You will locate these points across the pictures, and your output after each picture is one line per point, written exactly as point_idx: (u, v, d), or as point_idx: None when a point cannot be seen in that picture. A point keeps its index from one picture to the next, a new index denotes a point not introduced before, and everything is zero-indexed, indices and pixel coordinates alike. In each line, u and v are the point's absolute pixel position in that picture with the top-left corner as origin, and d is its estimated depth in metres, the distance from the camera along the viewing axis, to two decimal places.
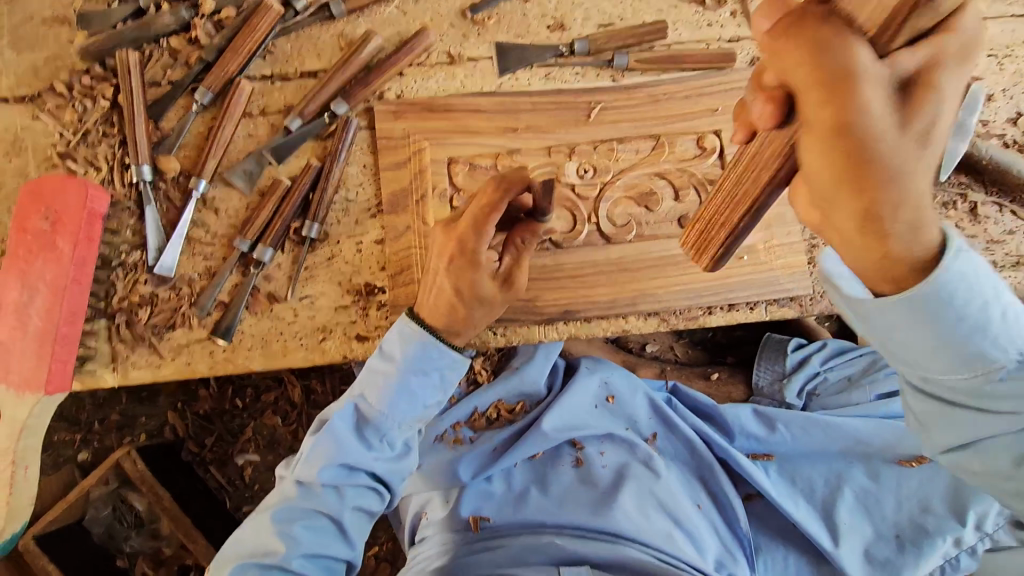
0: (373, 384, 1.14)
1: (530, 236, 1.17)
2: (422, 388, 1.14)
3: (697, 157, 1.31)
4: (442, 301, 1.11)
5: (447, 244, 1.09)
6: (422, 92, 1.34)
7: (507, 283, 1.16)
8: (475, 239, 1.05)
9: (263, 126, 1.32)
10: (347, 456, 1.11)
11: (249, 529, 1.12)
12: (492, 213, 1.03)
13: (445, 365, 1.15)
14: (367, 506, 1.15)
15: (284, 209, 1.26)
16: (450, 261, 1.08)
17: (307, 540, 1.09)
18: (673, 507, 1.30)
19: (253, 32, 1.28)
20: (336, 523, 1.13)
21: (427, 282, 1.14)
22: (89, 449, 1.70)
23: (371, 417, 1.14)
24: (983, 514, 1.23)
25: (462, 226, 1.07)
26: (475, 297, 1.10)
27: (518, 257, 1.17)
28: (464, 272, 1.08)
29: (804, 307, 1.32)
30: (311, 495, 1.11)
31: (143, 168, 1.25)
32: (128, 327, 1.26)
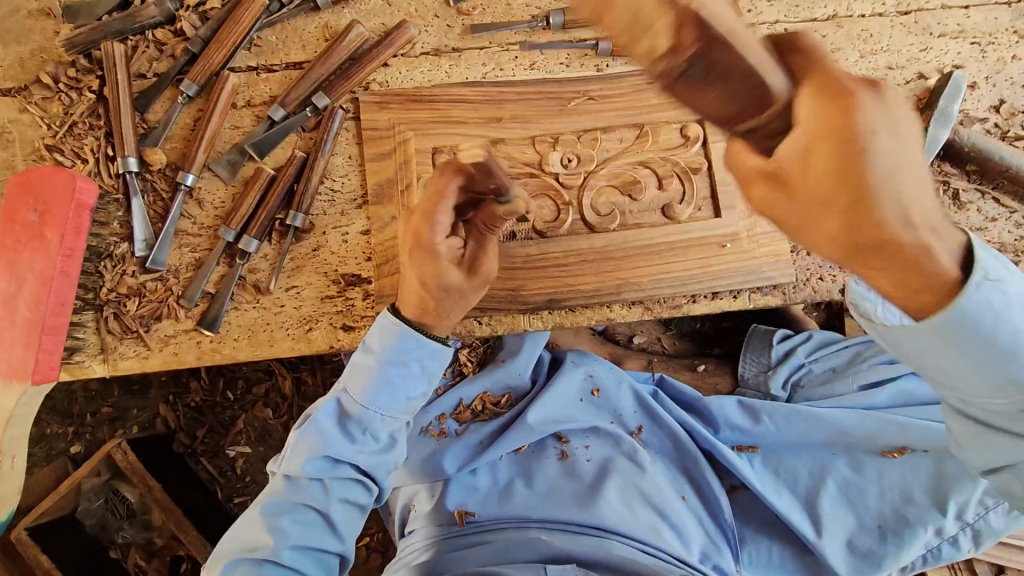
0: (356, 377, 1.15)
1: (489, 220, 1.13)
2: (403, 379, 1.14)
3: (680, 146, 1.32)
4: (410, 293, 1.11)
5: (407, 237, 1.08)
6: (407, 82, 1.34)
7: (474, 268, 1.12)
8: (429, 229, 1.04)
9: (249, 117, 1.33)
10: (330, 448, 1.12)
11: (241, 524, 1.14)
12: (441, 200, 1.02)
13: (424, 355, 1.14)
14: (354, 498, 1.16)
15: (269, 199, 1.27)
16: (410, 252, 1.07)
17: (295, 533, 1.10)
18: (659, 501, 1.33)
19: (238, 24, 1.29)
20: (324, 517, 1.13)
21: (398, 275, 1.14)
22: (81, 442, 1.70)
23: (353, 411, 1.14)
24: (963, 504, 1.28)
25: (417, 217, 1.06)
26: (440, 286, 1.07)
27: (483, 243, 1.14)
28: (427, 262, 1.07)
29: (788, 295, 1.33)
30: (299, 489, 1.12)
31: (129, 161, 1.26)
32: (116, 319, 1.26)
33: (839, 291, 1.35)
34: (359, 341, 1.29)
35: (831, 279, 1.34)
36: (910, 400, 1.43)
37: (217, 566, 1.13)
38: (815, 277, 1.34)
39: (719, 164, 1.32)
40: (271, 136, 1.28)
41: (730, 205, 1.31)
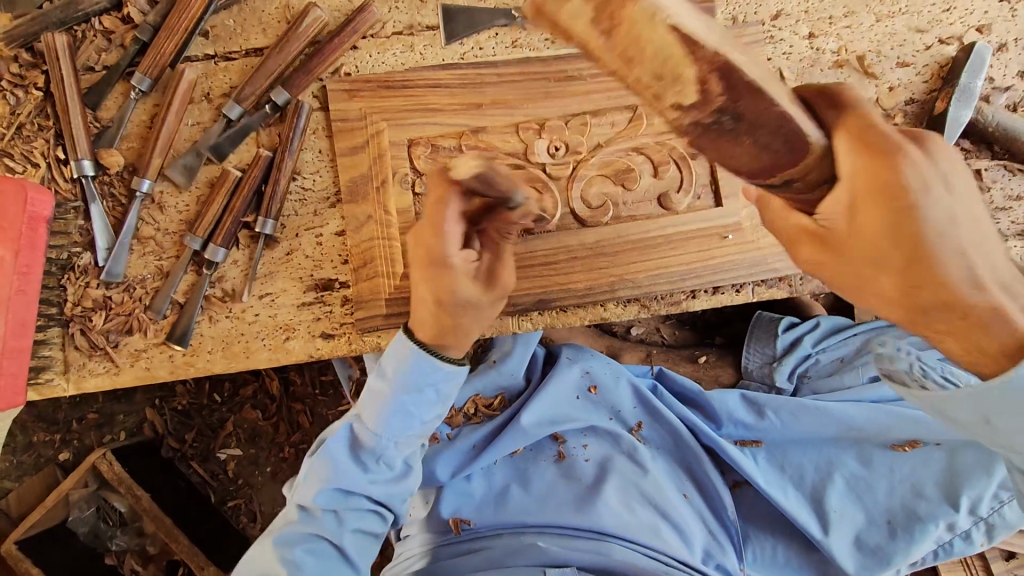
0: (369, 404, 1.08)
1: (506, 225, 1.01)
2: (418, 405, 1.07)
3: (676, 129, 1.21)
4: (423, 312, 0.99)
5: (416, 252, 0.96)
6: (378, 67, 1.24)
7: (490, 280, 1.00)
8: (440, 244, 0.92)
9: (210, 112, 1.23)
10: (341, 480, 1.07)
11: (252, 553, 1.10)
12: (448, 207, 0.90)
13: (442, 379, 1.07)
14: (368, 527, 1.12)
15: (235, 204, 1.17)
16: (421, 269, 0.95)
17: (310, 566, 1.05)
18: (660, 501, 1.28)
19: (188, 9, 1.17)
20: (338, 546, 1.09)
21: (407, 291, 1.02)
22: (69, 449, 1.67)
23: (365, 440, 1.08)
24: (977, 497, 1.22)
25: (424, 230, 0.94)
26: (457, 303, 0.96)
27: (498, 250, 1.01)
28: (441, 278, 0.95)
29: (794, 287, 1.25)
30: (311, 520, 1.08)
31: (83, 164, 1.16)
32: (83, 334, 1.20)
33: None
34: (339, 349, 1.23)
35: None
36: None
37: None
38: None
39: None
40: (228, 137, 1.19)
41: (732, 192, 1.21)
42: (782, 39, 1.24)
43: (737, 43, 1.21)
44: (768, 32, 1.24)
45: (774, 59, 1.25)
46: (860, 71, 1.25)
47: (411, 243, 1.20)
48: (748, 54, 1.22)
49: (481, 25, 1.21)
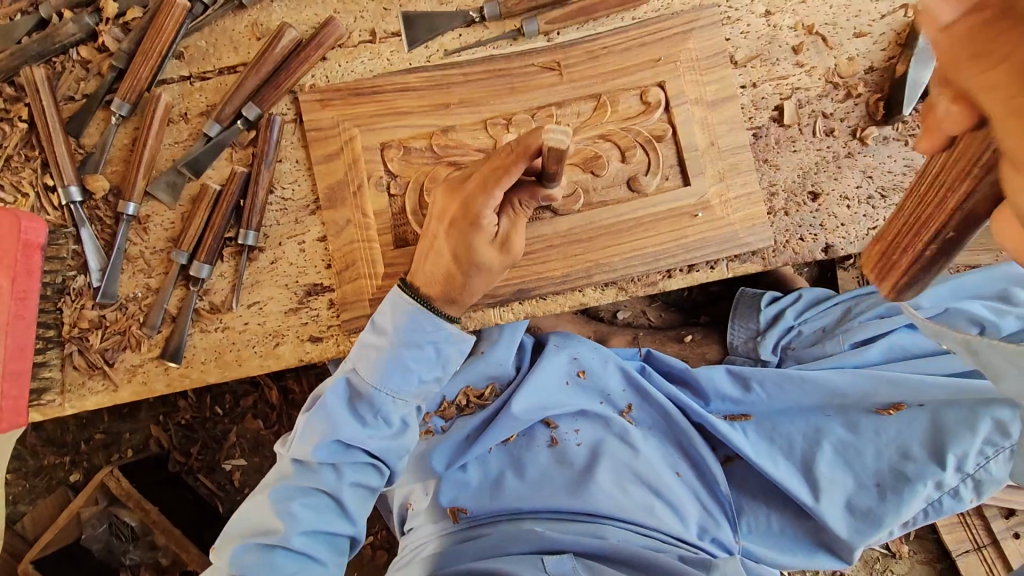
0: (367, 358, 1.11)
1: (529, 199, 1.07)
2: (418, 362, 1.10)
3: (640, 114, 1.24)
4: (439, 268, 1.07)
5: (450, 206, 1.06)
6: (347, 75, 1.27)
7: (505, 248, 1.08)
8: (480, 202, 1.01)
9: (189, 132, 1.27)
10: (341, 432, 1.08)
11: (247, 508, 1.11)
12: (504, 175, 0.99)
13: (439, 338, 1.11)
14: (365, 481, 1.13)
15: (215, 220, 1.21)
16: (452, 224, 1.04)
17: (306, 518, 1.07)
18: (652, 479, 1.31)
19: (161, 34, 1.21)
20: (335, 500, 1.11)
21: (425, 248, 1.11)
22: (80, 470, 1.71)
23: (365, 392, 1.10)
24: (964, 454, 1.24)
25: (468, 186, 1.04)
26: (471, 263, 1.05)
27: (516, 221, 1.09)
28: (464, 235, 1.04)
29: (768, 260, 1.27)
30: (308, 472, 1.10)
31: (70, 190, 1.20)
32: (81, 354, 1.24)
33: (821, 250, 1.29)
34: (327, 351, 1.26)
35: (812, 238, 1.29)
36: (904, 355, 1.38)
37: (224, 547, 1.10)
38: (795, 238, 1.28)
39: (685, 128, 1.24)
40: (210, 161, 1.23)
41: (698, 171, 1.24)
42: (739, 19, 1.27)
43: (694, 26, 1.24)
44: (726, 13, 1.27)
45: (732, 39, 1.28)
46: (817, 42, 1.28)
47: (390, 243, 1.24)
48: (705, 36, 1.24)
49: (442, 29, 1.25)
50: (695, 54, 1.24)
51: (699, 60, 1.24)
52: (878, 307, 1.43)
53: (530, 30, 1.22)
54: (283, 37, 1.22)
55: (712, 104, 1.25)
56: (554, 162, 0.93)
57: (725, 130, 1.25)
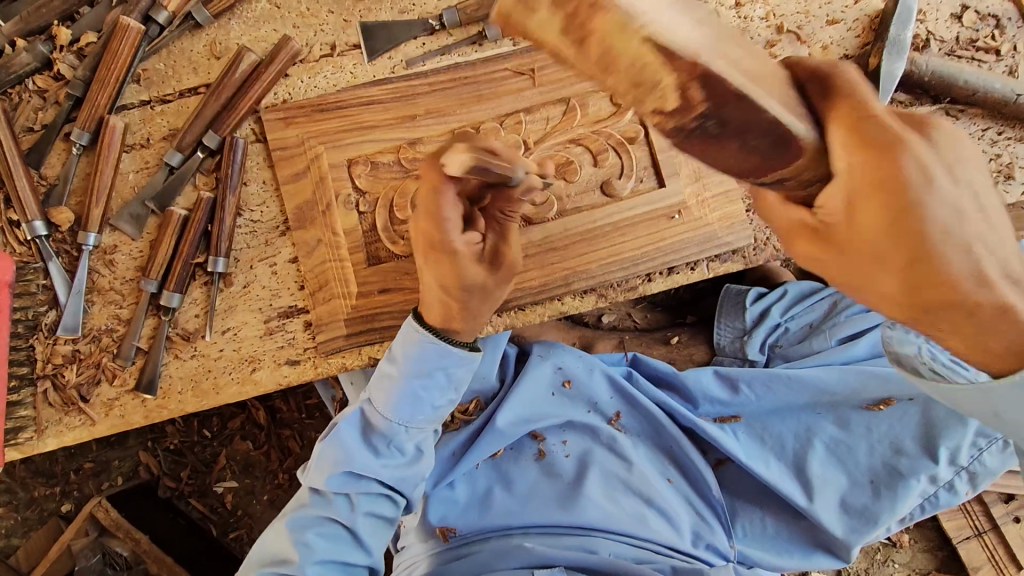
0: (380, 387, 1.09)
1: (514, 206, 0.99)
2: (429, 390, 1.07)
3: (611, 116, 1.21)
4: (433, 300, 1.01)
5: (418, 240, 0.97)
6: (311, 91, 1.25)
7: (496, 261, 0.99)
8: (443, 227, 0.92)
9: (153, 158, 1.25)
10: (352, 463, 1.06)
11: (264, 537, 1.09)
12: (447, 198, 0.89)
13: (450, 365, 1.07)
14: (379, 512, 1.11)
15: (184, 248, 1.19)
16: (426, 256, 0.96)
17: (321, 548, 1.05)
18: (643, 488, 1.29)
19: (116, 60, 1.17)
20: (350, 529, 1.08)
21: (420, 278, 1.04)
22: (70, 500, 1.70)
23: (378, 424, 1.09)
24: (955, 448, 1.22)
25: (421, 219, 0.94)
26: (462, 285, 0.97)
27: (505, 232, 1.00)
28: (442, 264, 0.95)
29: (749, 259, 1.25)
30: (323, 502, 1.08)
31: (35, 226, 1.18)
32: (56, 390, 1.22)
33: None
34: (305, 374, 1.24)
35: None
36: None
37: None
38: (776, 235, 1.26)
39: (657, 129, 1.21)
40: (176, 189, 1.21)
41: (673, 171, 1.21)
42: (708, 12, 1.24)
43: None
44: None
45: None
46: (791, 32, 1.25)
47: (362, 261, 1.21)
48: None
49: (401, 38, 1.23)
50: None
51: None
52: None
53: (493, 36, 1.21)
54: (239, 59, 1.20)
55: None
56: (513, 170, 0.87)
57: None
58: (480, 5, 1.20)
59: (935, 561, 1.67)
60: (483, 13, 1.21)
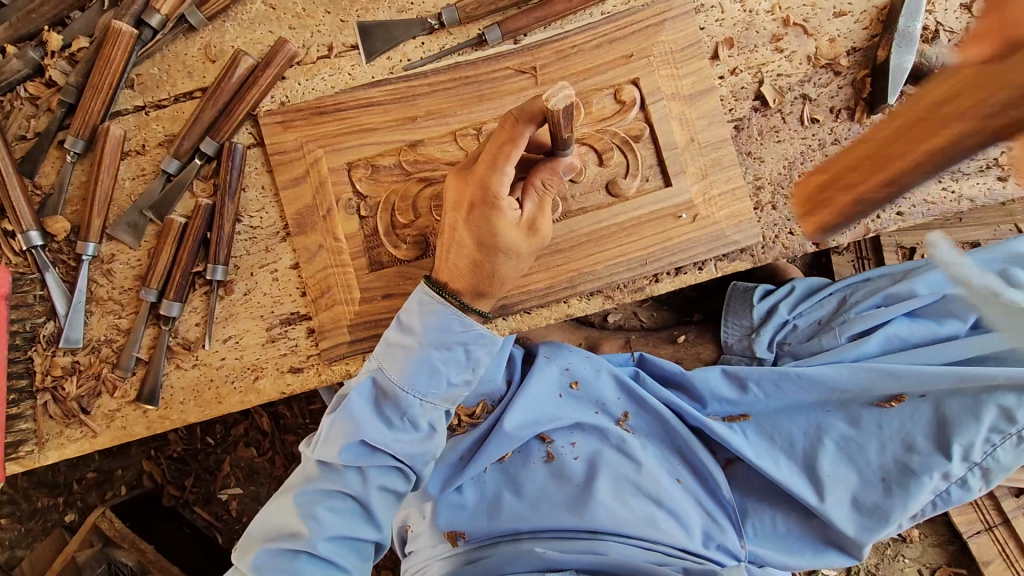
0: (393, 358, 1.03)
1: (552, 176, 1.03)
2: (448, 364, 1.02)
3: (615, 114, 1.19)
4: (463, 259, 1.02)
5: (465, 192, 1.02)
6: (308, 93, 1.23)
7: (532, 232, 1.04)
8: (495, 179, 0.98)
9: (150, 164, 1.22)
10: (365, 433, 1.00)
11: (270, 511, 1.03)
12: (513, 148, 0.96)
13: (472, 338, 1.03)
14: (391, 487, 1.03)
15: (183, 257, 1.17)
16: (470, 210, 1.00)
17: (331, 523, 0.98)
18: (652, 489, 1.28)
19: (109, 65, 1.15)
20: (361, 504, 1.02)
21: (444, 242, 1.05)
22: (74, 510, 1.68)
23: (391, 393, 1.02)
24: (969, 444, 1.21)
25: (478, 170, 1.00)
26: (497, 246, 1.00)
27: (541, 201, 1.04)
28: (486, 219, 1.00)
29: (757, 257, 1.24)
30: (334, 474, 1.01)
31: (30, 235, 1.15)
32: (57, 403, 1.21)
33: (812, 243, 1.25)
34: (309, 382, 1.23)
35: (802, 231, 1.24)
36: (903, 345, 1.34)
37: (246, 553, 1.02)
38: (784, 232, 1.24)
39: (662, 126, 1.19)
40: (172, 196, 1.18)
41: (680, 169, 1.19)
42: (712, 6, 1.21)
43: (666, 17, 1.18)
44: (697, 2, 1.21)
45: (707, 27, 1.22)
46: (798, 26, 1.22)
47: (364, 267, 1.19)
48: (679, 27, 1.18)
49: (398, 37, 1.20)
50: (669, 47, 1.18)
51: (674, 52, 1.19)
52: (874, 296, 1.39)
53: (493, 39, 1.18)
54: (234, 62, 1.17)
55: (690, 98, 1.19)
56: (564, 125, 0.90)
57: (705, 124, 1.19)
58: (480, 4, 1.18)
59: (945, 555, 1.66)
60: (482, 12, 1.19)
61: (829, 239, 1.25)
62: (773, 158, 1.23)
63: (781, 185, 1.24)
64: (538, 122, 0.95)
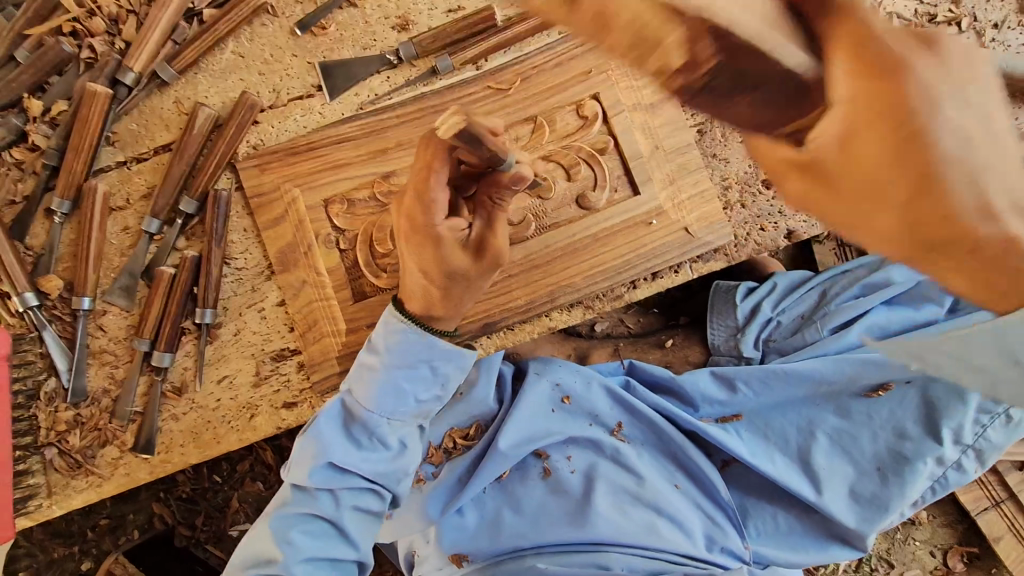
0: (360, 378, 1.07)
1: (502, 193, 0.96)
2: (413, 381, 1.06)
3: (579, 129, 1.22)
4: (414, 286, 1.01)
5: (401, 223, 0.98)
6: (282, 135, 1.27)
7: (482, 249, 0.99)
8: (419, 209, 0.92)
9: (135, 217, 1.27)
10: (333, 455, 1.03)
11: (249, 538, 1.06)
12: (430, 175, 0.88)
13: (436, 356, 1.07)
14: (365, 506, 1.07)
15: (172, 306, 1.20)
16: (408, 239, 0.97)
17: (306, 545, 1.02)
18: (652, 498, 1.29)
19: (88, 126, 1.19)
20: (335, 524, 1.06)
21: (399, 268, 1.04)
22: (90, 557, 1.71)
23: (358, 414, 1.06)
24: (958, 427, 1.23)
25: (406, 199, 0.95)
26: (441, 272, 0.97)
27: (490, 220, 0.99)
28: (425, 248, 0.96)
29: (731, 256, 1.26)
30: (306, 498, 1.05)
31: (25, 296, 1.19)
32: (62, 456, 1.24)
33: (784, 237, 1.28)
34: (303, 416, 1.25)
35: (773, 226, 1.27)
36: (884, 332, 1.35)
37: None
38: (756, 229, 1.27)
39: (626, 137, 1.21)
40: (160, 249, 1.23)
41: (647, 178, 1.21)
42: None
43: None
44: None
45: None
46: None
47: (348, 298, 1.23)
48: None
49: (359, 75, 1.25)
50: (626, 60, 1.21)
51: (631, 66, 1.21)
52: (853, 288, 1.42)
53: (444, 67, 1.22)
54: (198, 117, 1.21)
55: (651, 107, 1.22)
56: (484, 159, 0.84)
57: (668, 132, 1.22)
58: (436, 38, 1.22)
59: (955, 536, 1.65)
60: (439, 45, 1.23)
61: (801, 233, 1.28)
62: (740, 157, 1.26)
63: (749, 183, 1.27)
64: (447, 158, 0.87)
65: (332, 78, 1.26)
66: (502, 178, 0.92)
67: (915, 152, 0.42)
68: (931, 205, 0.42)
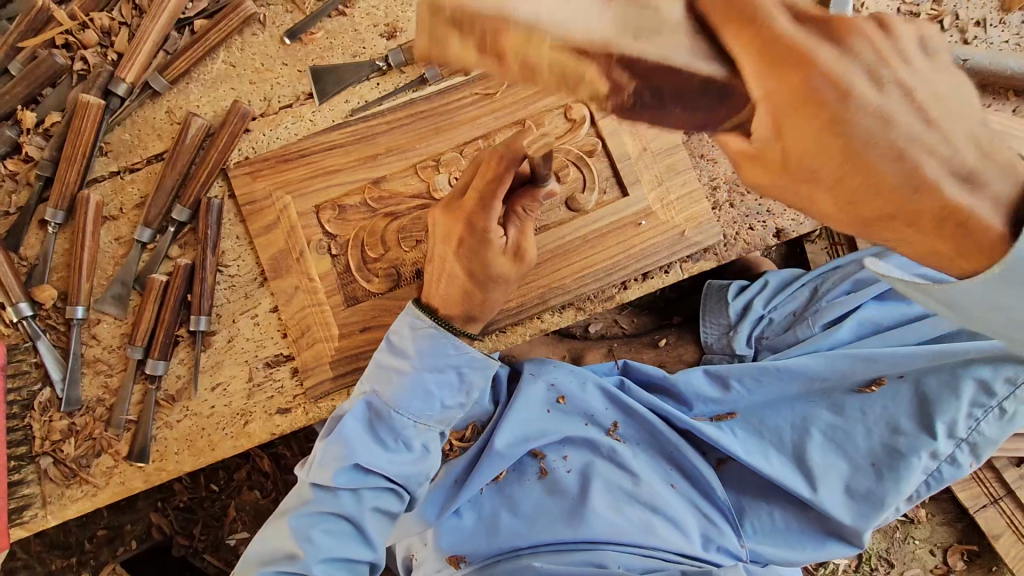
0: (385, 379, 1.08)
1: (532, 203, 1.03)
2: (440, 386, 1.08)
3: (568, 132, 1.23)
4: (454, 288, 1.07)
5: (451, 226, 1.05)
6: (273, 143, 1.28)
7: (520, 255, 1.08)
8: (483, 215, 1.00)
9: (128, 226, 1.27)
10: (359, 455, 1.03)
11: (267, 536, 1.04)
12: (498, 186, 0.97)
13: (464, 363, 1.09)
14: (386, 508, 1.07)
15: (165, 314, 1.21)
16: (459, 244, 1.04)
17: (327, 545, 1.00)
18: (648, 496, 1.29)
19: (81, 138, 1.20)
20: (357, 525, 1.04)
21: (435, 270, 1.10)
22: (87, 569, 1.70)
23: (384, 415, 1.07)
24: (953, 421, 1.21)
25: (466, 204, 1.02)
26: (487, 277, 1.05)
27: (523, 227, 1.07)
28: (475, 251, 1.04)
29: (721, 255, 1.27)
30: (329, 497, 1.03)
31: (20, 306, 1.20)
32: (56, 465, 1.24)
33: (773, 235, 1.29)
34: (297, 422, 1.26)
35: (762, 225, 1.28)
36: (874, 329, 1.37)
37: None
38: (745, 228, 1.28)
39: (614, 139, 1.22)
40: (152, 258, 1.24)
41: (635, 179, 1.22)
42: None
43: None
44: None
45: None
46: None
47: (340, 303, 1.23)
48: None
49: (349, 81, 1.26)
50: None
51: None
52: (844, 284, 1.43)
53: (432, 74, 1.24)
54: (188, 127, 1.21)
55: None
56: (545, 164, 0.93)
57: (655, 133, 1.23)
58: None
59: (955, 533, 1.65)
60: None
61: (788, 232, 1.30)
62: (727, 157, 1.27)
63: (738, 182, 1.28)
64: (519, 161, 0.96)
65: (322, 85, 1.27)
66: (544, 187, 1.01)
67: (837, 141, 0.54)
68: (861, 170, 0.55)
